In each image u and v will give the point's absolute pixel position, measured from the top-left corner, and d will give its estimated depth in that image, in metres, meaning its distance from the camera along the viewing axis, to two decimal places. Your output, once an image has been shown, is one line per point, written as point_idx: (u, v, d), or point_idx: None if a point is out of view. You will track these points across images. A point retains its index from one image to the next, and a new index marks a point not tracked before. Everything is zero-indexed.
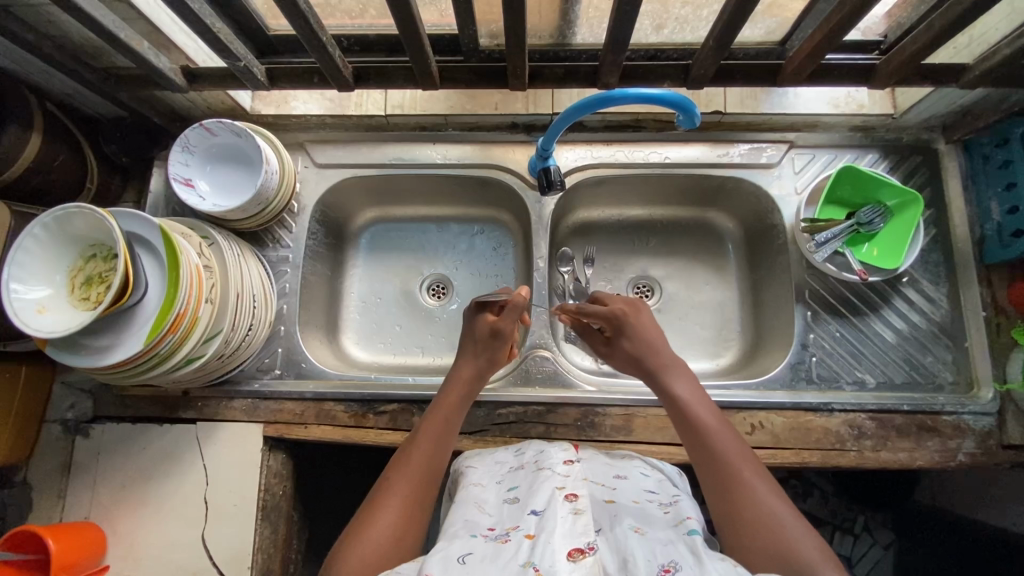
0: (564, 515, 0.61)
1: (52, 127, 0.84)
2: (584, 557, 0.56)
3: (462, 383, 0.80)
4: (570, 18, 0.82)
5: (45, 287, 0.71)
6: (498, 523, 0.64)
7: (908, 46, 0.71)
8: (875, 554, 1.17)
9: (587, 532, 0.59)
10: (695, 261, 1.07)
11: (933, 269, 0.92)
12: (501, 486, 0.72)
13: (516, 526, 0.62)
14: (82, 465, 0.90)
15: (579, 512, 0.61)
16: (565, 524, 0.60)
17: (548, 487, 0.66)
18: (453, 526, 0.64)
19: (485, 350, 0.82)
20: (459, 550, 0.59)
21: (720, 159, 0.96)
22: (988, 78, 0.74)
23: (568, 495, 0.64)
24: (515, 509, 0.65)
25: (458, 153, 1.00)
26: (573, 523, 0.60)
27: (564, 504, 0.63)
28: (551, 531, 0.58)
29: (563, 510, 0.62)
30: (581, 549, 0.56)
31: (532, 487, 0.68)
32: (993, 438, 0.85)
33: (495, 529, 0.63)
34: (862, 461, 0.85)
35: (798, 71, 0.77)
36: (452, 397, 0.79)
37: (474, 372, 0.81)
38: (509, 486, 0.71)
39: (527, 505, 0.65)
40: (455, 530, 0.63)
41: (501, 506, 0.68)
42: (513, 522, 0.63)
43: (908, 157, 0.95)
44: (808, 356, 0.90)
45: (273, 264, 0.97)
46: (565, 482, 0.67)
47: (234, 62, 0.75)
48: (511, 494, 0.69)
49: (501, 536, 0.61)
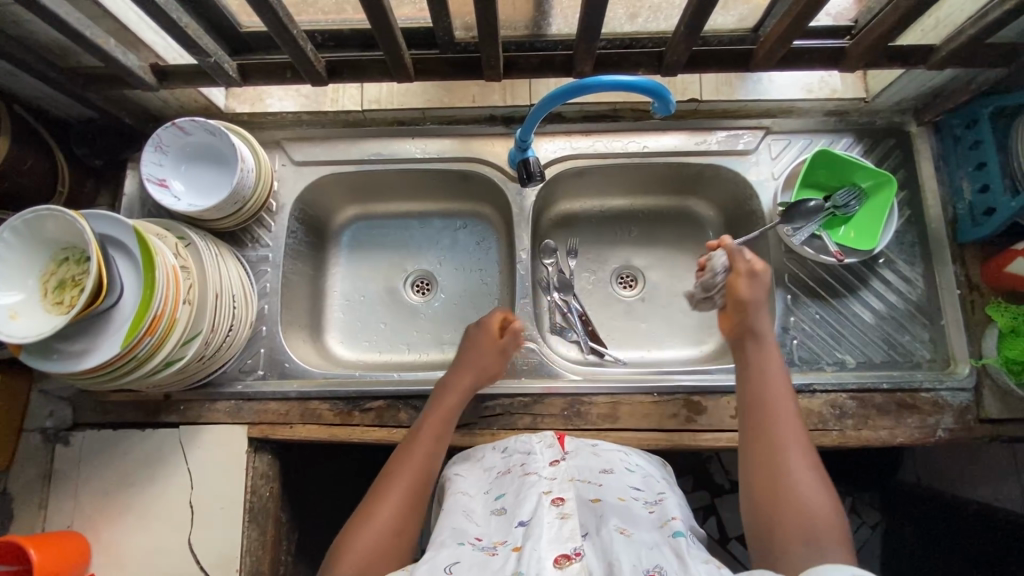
0: (550, 521, 0.62)
1: (20, 130, 0.82)
2: (569, 563, 0.57)
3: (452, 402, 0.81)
4: (544, 8, 0.86)
5: (17, 292, 0.70)
6: (487, 535, 0.65)
7: (876, 26, 0.72)
8: (864, 533, 1.25)
9: (574, 537, 0.59)
10: (677, 249, 1.08)
11: (908, 249, 0.93)
12: (489, 496, 0.72)
13: (504, 540, 0.63)
14: (62, 473, 0.89)
15: (565, 517, 0.62)
16: (551, 530, 0.61)
17: (534, 493, 0.67)
18: (441, 535, 0.65)
19: (477, 367, 0.84)
20: (447, 559, 0.60)
21: (698, 146, 0.97)
22: (955, 58, 0.75)
23: (555, 499, 0.65)
24: (503, 522, 0.66)
25: (438, 147, 1.00)
26: (560, 528, 0.61)
27: (550, 510, 0.64)
28: (537, 539, 0.60)
29: (549, 516, 0.63)
30: (567, 555, 0.57)
31: (518, 493, 0.69)
32: (971, 413, 0.86)
33: (483, 539, 0.64)
34: (845, 440, 0.86)
35: (769, 55, 0.77)
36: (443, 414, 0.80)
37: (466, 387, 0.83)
38: (495, 495, 0.72)
39: (514, 516, 0.66)
40: (443, 539, 0.64)
41: (488, 516, 0.68)
42: (501, 535, 0.64)
43: (881, 140, 0.96)
44: (789, 339, 0.91)
45: (253, 264, 0.96)
46: (551, 487, 0.68)
47: (204, 58, 0.74)
48: (498, 503, 0.70)
49: (489, 548, 0.62)
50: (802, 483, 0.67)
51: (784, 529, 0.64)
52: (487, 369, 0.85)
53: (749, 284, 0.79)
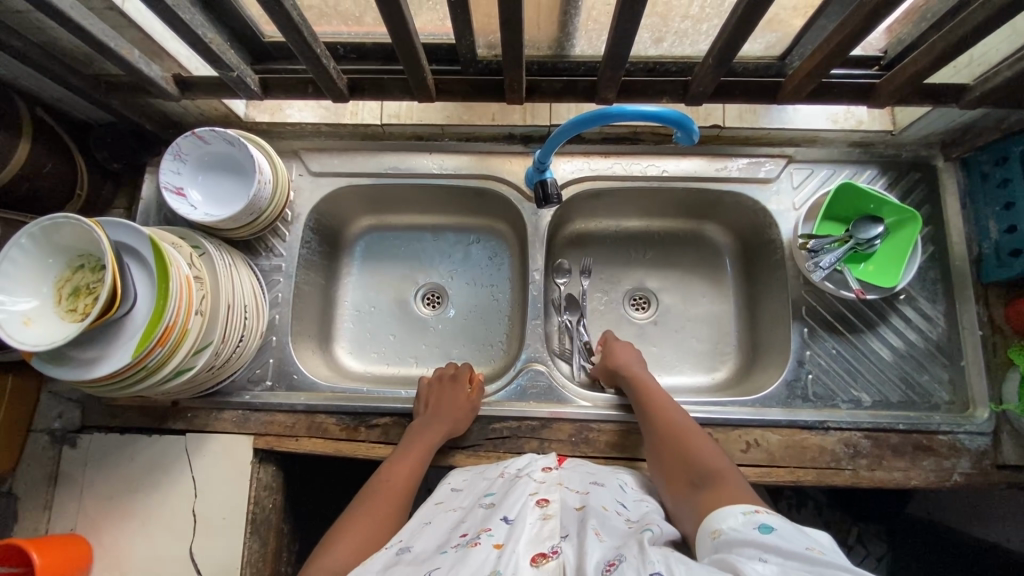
0: (533, 521, 0.63)
1: (42, 134, 0.82)
2: (545, 561, 0.57)
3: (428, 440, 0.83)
4: (568, 30, 0.82)
5: (31, 298, 0.70)
6: (471, 530, 0.65)
7: (909, 65, 0.70)
8: (869, 564, 1.16)
9: (552, 537, 0.60)
10: (692, 273, 1.06)
11: (930, 287, 0.91)
12: (478, 497, 0.73)
13: (486, 529, 0.63)
14: (69, 476, 0.89)
15: (547, 517, 0.63)
16: (532, 529, 0.62)
17: (521, 494, 0.68)
18: (423, 550, 0.64)
19: (450, 409, 0.85)
20: (427, 565, 0.60)
21: (718, 173, 0.95)
22: (988, 99, 0.73)
23: (540, 501, 0.66)
24: (487, 514, 0.67)
25: (455, 163, 0.99)
26: (541, 528, 0.62)
27: (534, 510, 0.65)
28: (517, 539, 0.60)
29: (532, 516, 0.64)
30: (544, 554, 0.58)
31: (507, 491, 0.70)
32: (989, 458, 0.84)
33: (467, 535, 0.64)
34: (857, 480, 0.84)
35: (798, 89, 0.76)
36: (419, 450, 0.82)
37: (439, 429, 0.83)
38: (485, 495, 0.73)
39: (499, 510, 0.66)
40: (425, 550, 0.64)
41: (475, 511, 0.69)
42: (485, 525, 0.64)
43: (906, 173, 0.94)
44: (804, 373, 0.89)
45: (266, 273, 0.96)
46: (538, 489, 0.70)
47: (227, 72, 0.74)
48: (487, 500, 0.71)
49: (471, 541, 0.62)
50: (700, 453, 0.72)
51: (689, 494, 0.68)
52: (461, 414, 0.86)
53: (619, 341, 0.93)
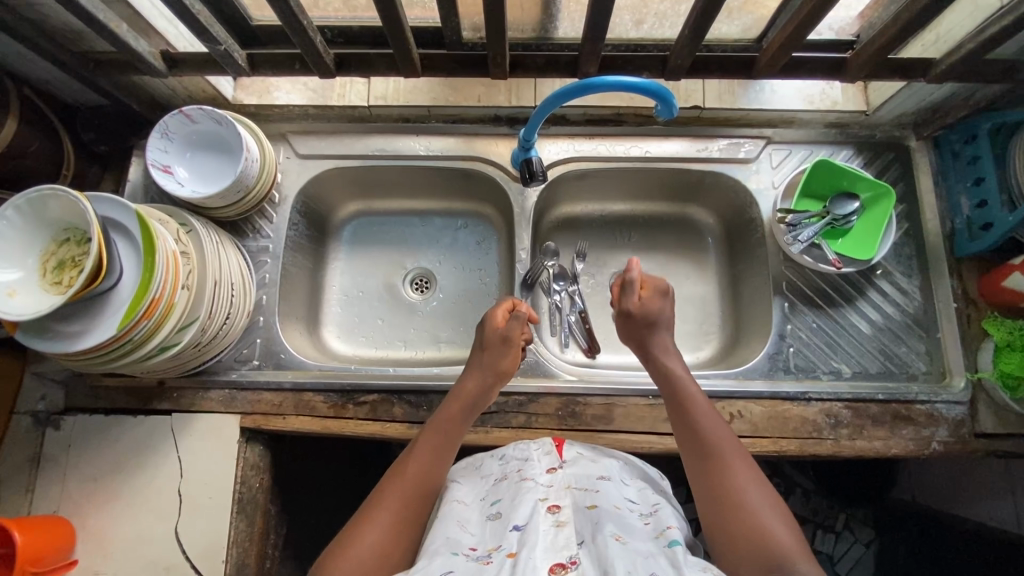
0: (546, 529, 0.62)
1: (29, 113, 0.83)
2: (564, 572, 0.56)
3: (465, 400, 0.79)
4: (551, 11, 0.85)
5: (15, 270, 0.70)
6: (482, 542, 0.63)
7: (876, 38, 0.73)
8: (857, 551, 1.18)
9: (569, 546, 0.59)
10: (676, 255, 1.08)
11: (906, 261, 0.93)
12: (485, 502, 0.70)
13: (498, 545, 0.61)
14: (52, 458, 0.88)
15: (560, 525, 0.62)
16: (547, 538, 0.60)
17: (530, 498, 0.66)
18: (434, 544, 0.63)
19: (490, 367, 0.81)
20: (441, 567, 0.59)
21: (699, 153, 0.98)
22: (953, 72, 0.76)
23: (550, 507, 0.64)
24: (498, 527, 0.64)
25: (442, 145, 1.00)
26: (555, 537, 0.61)
27: (547, 517, 0.63)
28: (532, 547, 0.59)
29: (545, 523, 0.62)
30: (562, 564, 0.57)
31: (514, 497, 0.68)
32: (966, 427, 0.86)
33: (478, 548, 0.63)
34: (839, 449, 0.85)
35: (772, 63, 0.79)
36: (455, 415, 0.77)
37: (481, 386, 0.80)
38: (492, 500, 0.70)
39: (509, 520, 0.64)
40: (435, 548, 0.62)
41: (484, 523, 0.67)
42: (496, 541, 0.62)
43: (881, 153, 0.97)
44: (785, 347, 0.91)
45: (253, 254, 0.96)
46: (548, 493, 0.67)
47: (214, 46, 0.75)
48: (494, 508, 0.68)
49: (484, 557, 0.60)
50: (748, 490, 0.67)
51: (735, 541, 0.64)
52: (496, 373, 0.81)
53: (659, 301, 0.84)
